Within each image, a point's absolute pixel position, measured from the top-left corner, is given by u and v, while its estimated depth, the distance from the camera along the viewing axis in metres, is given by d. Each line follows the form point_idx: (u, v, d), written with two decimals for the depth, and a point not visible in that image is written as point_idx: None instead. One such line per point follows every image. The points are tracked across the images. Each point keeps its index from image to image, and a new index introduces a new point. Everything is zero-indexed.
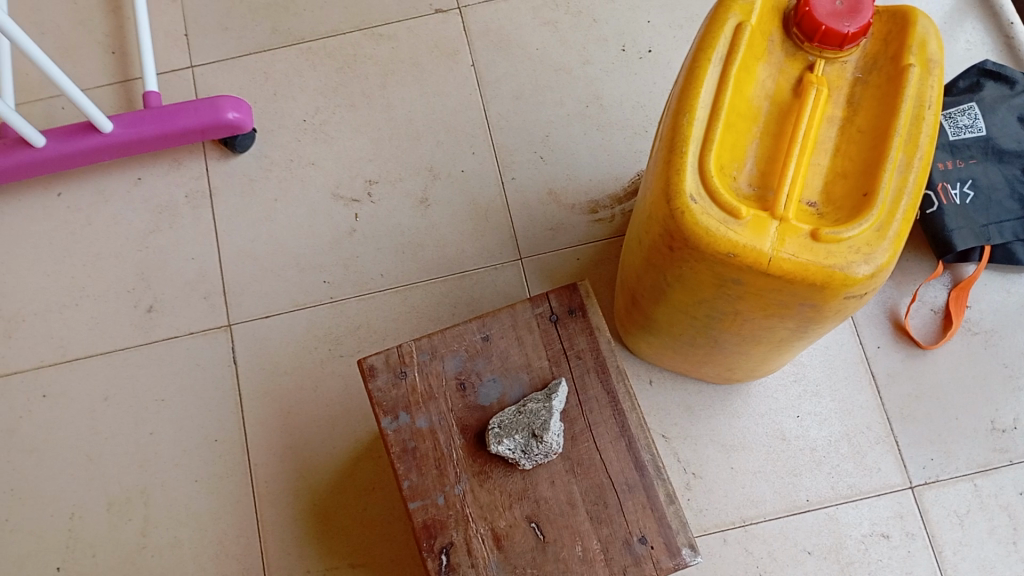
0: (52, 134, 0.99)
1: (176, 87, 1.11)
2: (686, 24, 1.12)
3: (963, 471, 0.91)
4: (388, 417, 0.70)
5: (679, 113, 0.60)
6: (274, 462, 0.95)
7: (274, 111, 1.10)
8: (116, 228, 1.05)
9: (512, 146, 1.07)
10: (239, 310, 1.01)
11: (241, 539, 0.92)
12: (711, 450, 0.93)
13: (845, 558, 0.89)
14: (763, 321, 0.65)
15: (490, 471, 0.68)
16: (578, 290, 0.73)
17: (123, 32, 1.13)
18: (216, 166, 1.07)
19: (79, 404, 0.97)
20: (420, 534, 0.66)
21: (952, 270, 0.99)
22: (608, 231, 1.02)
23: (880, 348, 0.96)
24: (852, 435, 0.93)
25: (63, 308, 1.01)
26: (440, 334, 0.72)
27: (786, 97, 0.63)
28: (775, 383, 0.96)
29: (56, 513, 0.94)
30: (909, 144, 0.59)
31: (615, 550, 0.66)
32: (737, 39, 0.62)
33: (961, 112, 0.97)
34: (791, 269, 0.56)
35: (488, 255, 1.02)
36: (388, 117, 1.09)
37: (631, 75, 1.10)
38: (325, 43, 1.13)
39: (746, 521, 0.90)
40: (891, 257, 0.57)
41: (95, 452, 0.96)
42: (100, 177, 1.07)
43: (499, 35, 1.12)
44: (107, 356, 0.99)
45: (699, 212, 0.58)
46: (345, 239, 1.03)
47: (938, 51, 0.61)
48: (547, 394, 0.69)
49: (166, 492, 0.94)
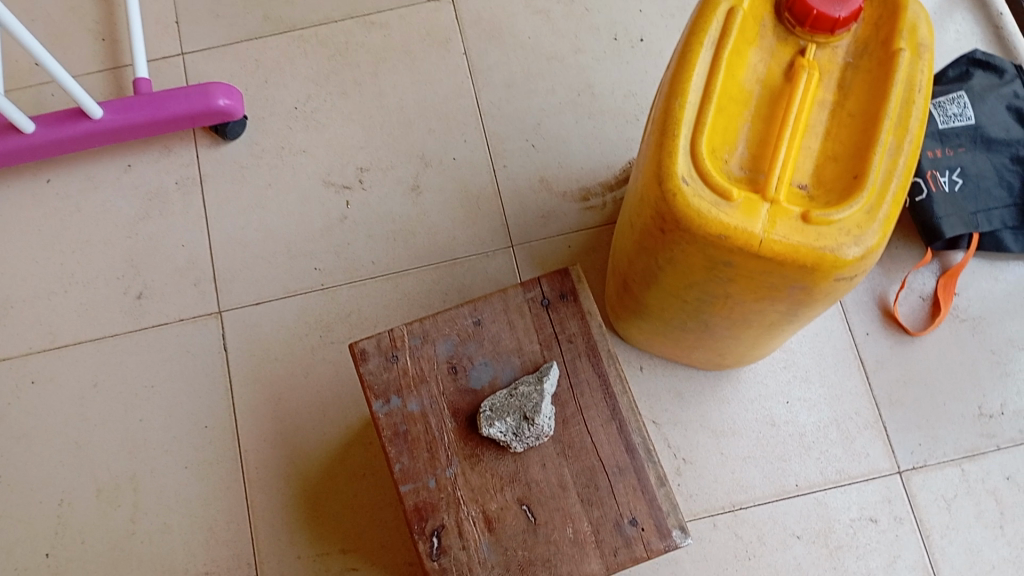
0: (41, 120, 0.99)
1: (167, 74, 1.10)
2: (678, 13, 1.12)
3: (951, 456, 0.92)
4: (379, 401, 0.70)
5: (671, 96, 0.61)
6: (264, 448, 0.95)
7: (265, 98, 1.09)
8: (105, 215, 1.04)
9: (504, 134, 1.07)
10: (230, 297, 1.00)
11: (232, 525, 0.92)
12: (701, 436, 0.94)
13: (833, 543, 0.89)
14: (754, 304, 0.65)
15: (482, 454, 0.68)
16: (570, 274, 0.74)
17: (112, 18, 1.13)
18: (206, 153, 1.06)
19: (68, 391, 0.97)
20: (412, 517, 0.66)
21: (941, 258, 0.99)
22: (599, 219, 1.03)
23: (869, 335, 0.97)
24: (841, 421, 0.94)
25: (52, 294, 1.00)
26: (431, 318, 0.72)
27: (778, 81, 0.64)
28: (765, 369, 0.96)
29: (45, 500, 0.93)
30: (900, 127, 0.59)
31: (606, 532, 0.66)
32: (729, 23, 0.62)
33: (950, 101, 0.97)
34: (782, 251, 0.56)
35: (479, 243, 1.02)
36: (380, 104, 1.09)
37: (622, 64, 1.10)
38: (317, 31, 1.12)
39: (735, 506, 0.91)
40: (881, 240, 0.57)
41: (84, 439, 0.95)
42: (90, 163, 1.06)
43: (491, 24, 1.12)
44: (96, 342, 0.99)
45: (690, 194, 0.58)
46: (336, 226, 1.03)
47: (928, 35, 0.62)
48: (539, 377, 0.69)
49: (156, 478, 0.94)
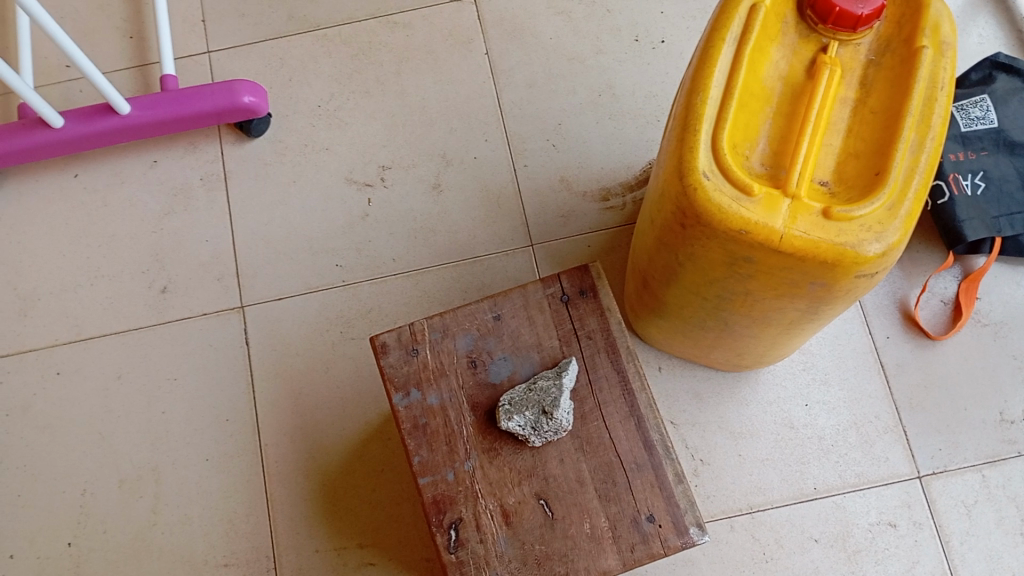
0: (71, 115, 1.00)
1: (193, 72, 1.12)
2: (700, 15, 1.12)
3: (971, 461, 0.91)
4: (399, 393, 0.70)
5: (693, 92, 0.61)
6: (284, 443, 0.95)
7: (290, 96, 1.11)
8: (131, 210, 1.06)
9: (525, 134, 1.07)
10: (252, 292, 1.01)
11: (251, 518, 0.93)
12: (719, 437, 0.93)
13: (851, 546, 0.89)
14: (774, 302, 0.65)
15: (500, 448, 0.68)
16: (590, 271, 0.74)
17: (141, 17, 1.14)
18: (231, 150, 1.08)
19: (93, 382, 0.98)
20: (430, 509, 0.67)
21: (962, 262, 0.99)
22: (619, 219, 1.03)
23: (889, 338, 0.97)
24: (860, 424, 0.93)
25: (78, 287, 1.02)
26: (452, 313, 0.73)
27: (800, 79, 0.64)
28: (784, 371, 0.96)
29: (68, 490, 0.94)
30: (922, 124, 0.59)
31: (623, 528, 0.66)
32: (752, 20, 0.62)
33: (972, 104, 0.97)
34: (803, 247, 0.57)
35: (499, 241, 1.02)
36: (403, 104, 1.10)
37: (644, 65, 1.10)
38: (341, 30, 1.14)
39: (753, 508, 0.90)
40: (902, 237, 0.57)
41: (107, 430, 0.97)
42: (117, 159, 1.08)
43: (513, 25, 1.13)
44: (121, 335, 1.00)
45: (711, 188, 0.58)
46: (358, 223, 1.04)
47: (951, 33, 0.62)
48: (557, 372, 0.70)
49: (177, 470, 0.95)
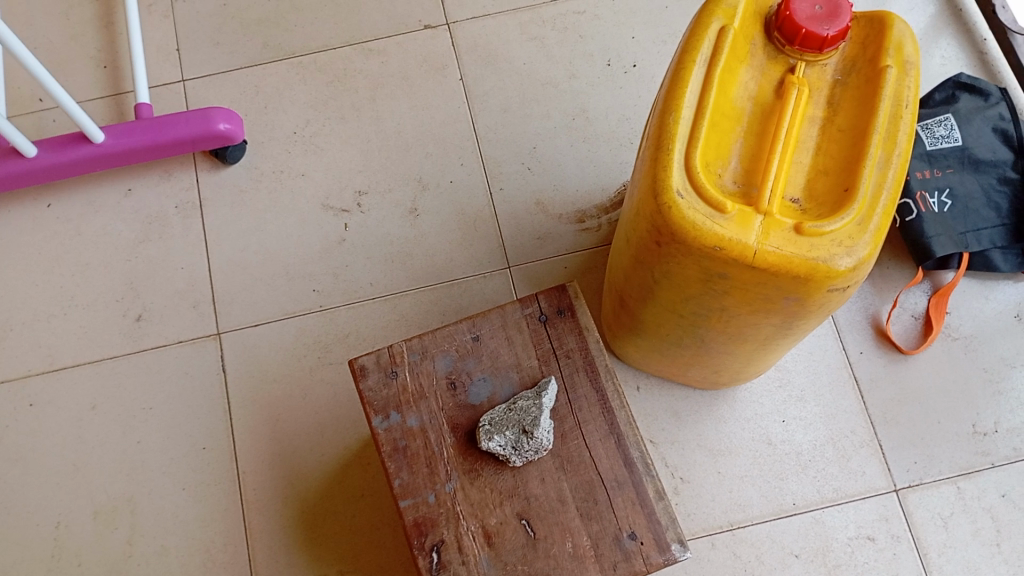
0: (44, 145, 1.00)
1: (168, 100, 1.12)
2: (670, 40, 1.15)
3: (946, 473, 0.92)
4: (379, 416, 0.70)
5: (666, 112, 0.62)
6: (262, 469, 0.95)
7: (266, 123, 1.11)
8: (105, 239, 1.05)
9: (500, 158, 1.08)
10: (229, 319, 1.01)
11: (229, 547, 0.91)
12: (699, 455, 0.94)
13: (832, 561, 0.89)
14: (750, 318, 0.66)
15: (481, 469, 0.68)
16: (567, 290, 0.75)
17: (115, 46, 1.14)
18: (207, 177, 1.08)
19: (66, 413, 0.97)
20: (411, 532, 0.67)
21: (932, 278, 1.01)
22: (595, 240, 1.04)
23: (862, 353, 0.98)
24: (837, 439, 0.94)
25: (52, 317, 1.01)
26: (430, 334, 0.73)
27: (769, 99, 0.65)
28: (761, 388, 0.97)
29: (42, 523, 0.93)
30: (888, 141, 0.61)
31: (605, 546, 0.66)
32: (722, 41, 0.63)
33: (937, 123, 1.00)
34: (776, 262, 0.57)
35: (476, 264, 1.03)
36: (378, 129, 1.11)
37: (616, 89, 1.12)
38: (316, 58, 1.15)
39: (733, 525, 0.91)
40: (872, 251, 0.58)
41: (81, 461, 0.95)
42: (91, 188, 1.07)
43: (487, 51, 1.14)
44: (96, 364, 0.99)
45: (685, 207, 0.59)
46: (335, 248, 1.04)
47: (914, 53, 0.63)
48: (537, 392, 0.70)
49: (153, 500, 0.94)
